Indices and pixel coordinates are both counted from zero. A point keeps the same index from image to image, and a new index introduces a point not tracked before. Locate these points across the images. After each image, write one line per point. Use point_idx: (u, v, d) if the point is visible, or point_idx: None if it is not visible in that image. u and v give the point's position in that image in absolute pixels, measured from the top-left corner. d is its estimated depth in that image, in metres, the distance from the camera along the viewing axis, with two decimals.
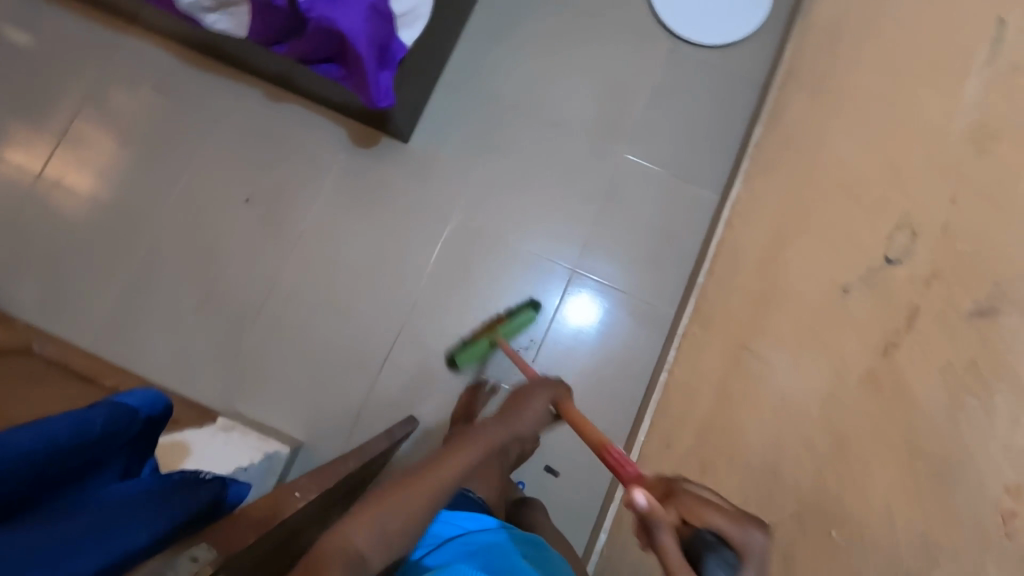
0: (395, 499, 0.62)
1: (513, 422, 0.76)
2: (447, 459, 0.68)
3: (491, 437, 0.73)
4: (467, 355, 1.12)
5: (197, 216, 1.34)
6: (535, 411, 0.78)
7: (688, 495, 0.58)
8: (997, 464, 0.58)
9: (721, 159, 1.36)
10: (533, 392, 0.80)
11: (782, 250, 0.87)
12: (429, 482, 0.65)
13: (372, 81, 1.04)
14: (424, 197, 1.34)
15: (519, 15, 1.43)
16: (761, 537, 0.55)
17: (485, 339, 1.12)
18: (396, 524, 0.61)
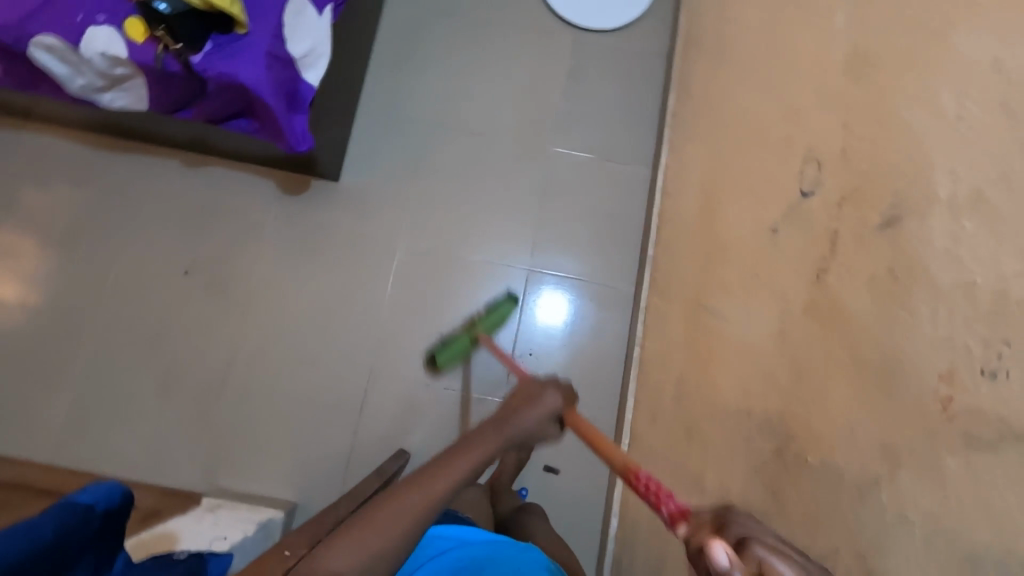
0: (385, 516, 0.53)
1: (516, 428, 0.64)
2: (447, 469, 0.57)
3: (494, 445, 0.61)
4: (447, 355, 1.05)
5: (139, 301, 1.29)
6: (539, 416, 0.65)
7: (765, 548, 0.38)
8: (935, 339, 0.44)
9: (645, 132, 1.40)
10: (539, 393, 0.67)
11: (718, 208, 0.90)
12: (408, 511, 0.53)
13: (287, 128, 1.04)
14: (368, 231, 1.34)
15: (424, 35, 1.45)
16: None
17: (465, 337, 1.07)
18: (374, 548, 0.51)
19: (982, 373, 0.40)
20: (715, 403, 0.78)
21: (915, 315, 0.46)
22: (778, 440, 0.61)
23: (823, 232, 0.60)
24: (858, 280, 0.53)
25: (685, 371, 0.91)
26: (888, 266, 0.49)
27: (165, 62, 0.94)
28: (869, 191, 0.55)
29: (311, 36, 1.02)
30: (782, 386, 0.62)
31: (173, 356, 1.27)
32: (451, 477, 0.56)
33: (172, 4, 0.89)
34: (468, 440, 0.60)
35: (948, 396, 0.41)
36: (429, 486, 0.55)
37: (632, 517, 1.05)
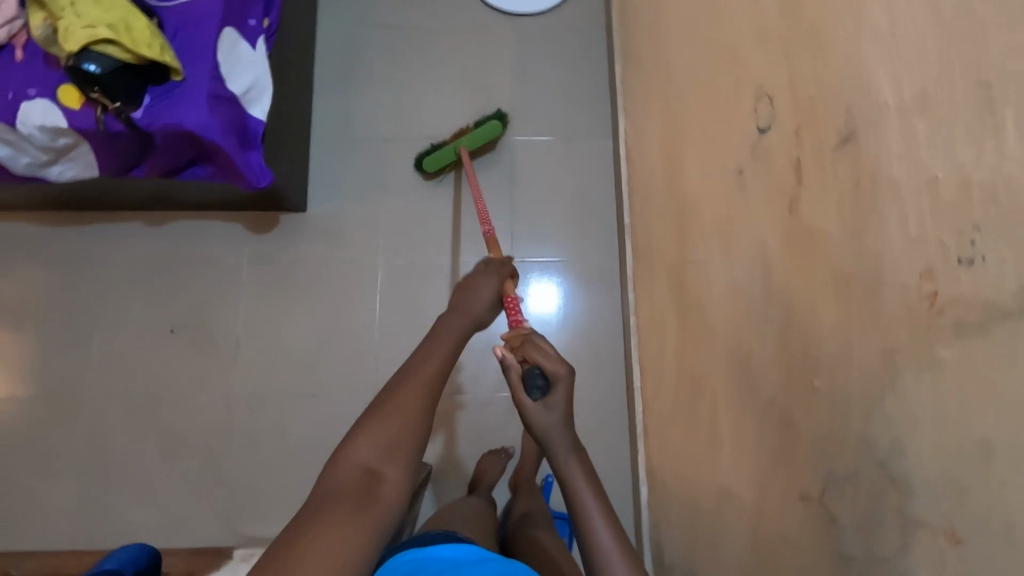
0: (396, 403, 0.63)
1: (471, 310, 0.76)
2: (428, 353, 0.68)
3: (457, 329, 0.73)
4: (436, 158, 1.29)
5: (130, 368, 1.27)
6: (486, 296, 0.79)
7: (531, 341, 0.68)
8: (898, 250, 0.45)
9: (599, 106, 1.41)
10: (479, 280, 0.81)
11: (683, 162, 0.92)
12: (413, 388, 0.65)
13: (243, 166, 1.03)
14: (345, 255, 1.33)
15: (362, 51, 1.44)
16: (569, 372, 0.65)
17: (451, 147, 1.28)
18: (394, 431, 0.62)
19: (959, 264, 0.39)
20: (716, 352, 0.79)
21: (887, 220, 0.46)
22: (782, 375, 0.62)
23: (786, 164, 0.61)
24: (827, 203, 0.54)
25: (683, 328, 0.92)
26: (853, 183, 0.50)
27: (106, 123, 0.92)
28: (822, 114, 0.55)
29: (250, 72, 1.02)
30: (776, 323, 0.63)
31: (175, 417, 1.25)
32: (433, 359, 0.68)
33: (101, 63, 0.86)
34: (441, 328, 0.72)
35: (932, 291, 0.41)
36: (419, 369, 0.66)
37: (659, 481, 1.06)
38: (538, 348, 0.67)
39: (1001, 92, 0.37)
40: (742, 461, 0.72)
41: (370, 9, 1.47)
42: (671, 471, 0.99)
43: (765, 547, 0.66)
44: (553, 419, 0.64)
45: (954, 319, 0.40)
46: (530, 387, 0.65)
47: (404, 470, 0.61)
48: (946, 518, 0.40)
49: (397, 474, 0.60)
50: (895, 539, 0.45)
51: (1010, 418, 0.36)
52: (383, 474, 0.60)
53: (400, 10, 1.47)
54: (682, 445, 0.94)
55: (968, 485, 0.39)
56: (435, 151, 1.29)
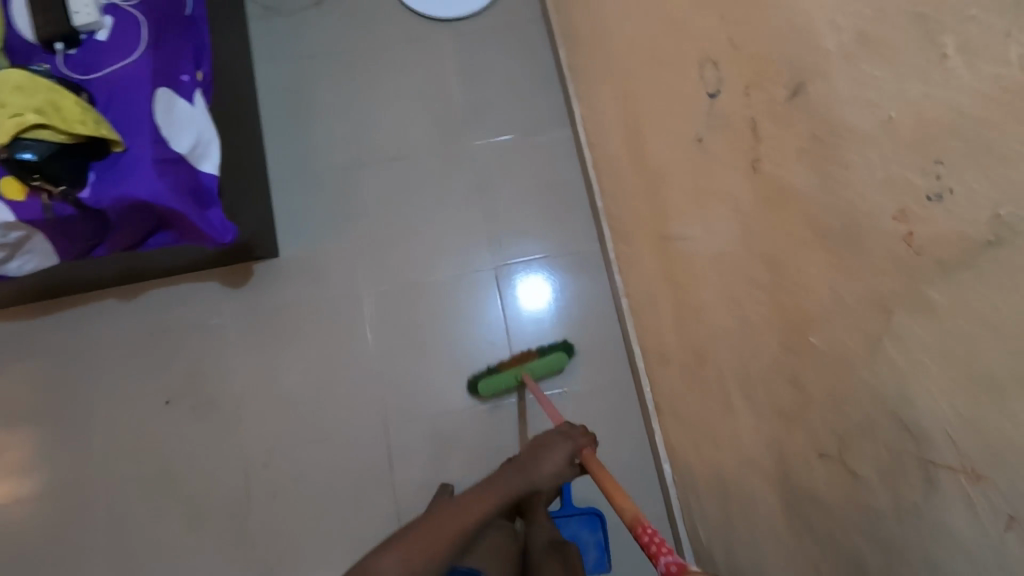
0: (433, 532, 0.70)
1: (532, 473, 0.81)
2: (478, 500, 0.75)
3: (508, 485, 0.79)
4: (492, 384, 1.17)
5: (134, 448, 1.25)
6: (556, 459, 0.82)
7: None
8: (868, 193, 0.43)
9: (551, 96, 1.39)
10: (552, 441, 0.84)
11: (644, 139, 0.90)
12: (453, 524, 0.71)
13: (203, 224, 1.00)
14: (328, 292, 1.31)
15: (305, 85, 1.41)
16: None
17: (512, 376, 1.17)
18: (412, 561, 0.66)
19: (930, 200, 0.38)
20: (712, 323, 0.78)
21: (851, 166, 0.45)
22: (780, 335, 0.61)
23: (743, 126, 0.60)
24: (788, 157, 0.53)
25: (675, 305, 0.91)
26: (810, 132, 0.49)
27: (54, 209, 0.90)
28: (768, 69, 0.55)
29: (191, 128, 0.99)
30: (763, 283, 0.62)
31: (189, 489, 1.23)
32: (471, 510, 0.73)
33: (36, 150, 0.85)
34: (495, 478, 0.79)
35: (908, 232, 0.40)
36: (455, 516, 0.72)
37: (681, 460, 1.05)
38: None
39: (937, 18, 0.36)
40: (757, 426, 0.71)
41: (305, 40, 1.44)
42: (690, 448, 0.98)
43: (797, 509, 0.65)
44: None
45: (935, 254, 0.38)
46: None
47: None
48: (965, 455, 0.39)
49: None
50: (920, 483, 0.44)
51: (1012, 346, 0.34)
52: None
53: (335, 36, 1.44)
54: (697, 421, 0.93)
55: (982, 419, 0.37)
56: (492, 378, 1.16)
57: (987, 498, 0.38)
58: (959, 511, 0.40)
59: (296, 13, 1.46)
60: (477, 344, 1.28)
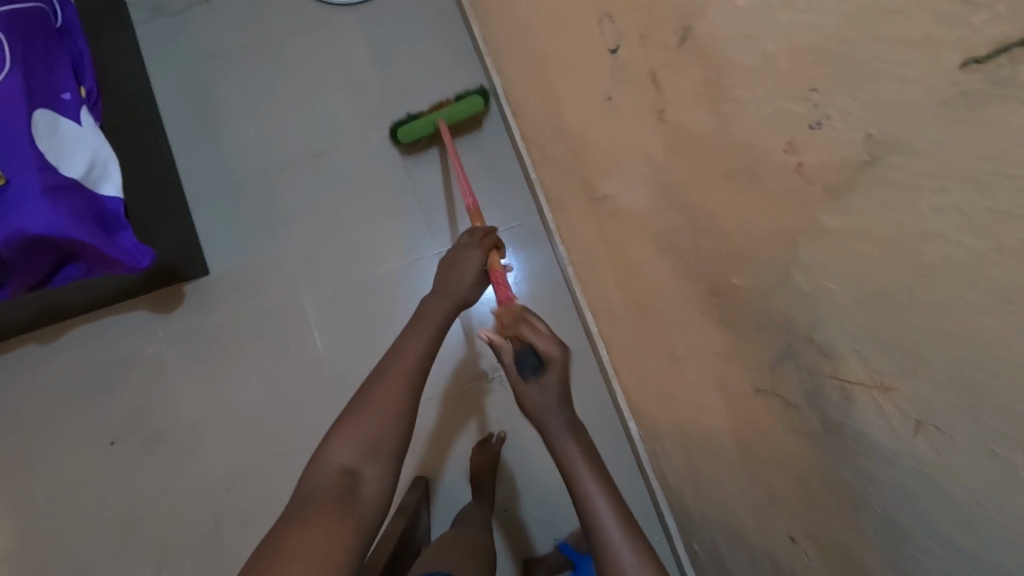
0: (384, 394, 0.63)
1: (453, 288, 0.78)
2: (414, 336, 0.69)
3: (438, 313, 0.74)
4: (410, 131, 1.23)
5: (85, 495, 1.18)
6: (466, 266, 0.81)
7: (524, 324, 0.71)
8: (759, 129, 0.44)
9: (470, 68, 1.35)
10: (461, 251, 0.82)
11: (561, 101, 0.89)
12: (405, 374, 0.65)
13: (111, 250, 0.94)
14: (268, 301, 1.26)
15: (208, 88, 1.33)
16: (563, 354, 0.69)
17: (428, 121, 1.23)
18: (375, 428, 0.61)
19: (811, 128, 0.38)
20: (648, 275, 0.79)
21: (741, 103, 0.45)
22: (706, 278, 0.62)
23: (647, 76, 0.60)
24: (687, 102, 0.53)
25: (614, 263, 0.92)
26: (702, 76, 0.49)
27: None
28: (660, 15, 0.54)
29: (83, 149, 0.92)
30: (686, 231, 0.63)
31: (153, 526, 1.18)
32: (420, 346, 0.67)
33: None
34: (424, 310, 0.74)
35: (798, 163, 0.41)
36: (407, 359, 0.66)
37: (643, 413, 1.08)
38: (531, 329, 0.70)
39: None
40: (701, 368, 0.73)
41: (200, 41, 1.35)
42: (649, 400, 1.01)
43: (746, 443, 0.67)
44: (544, 399, 0.68)
45: (822, 181, 0.39)
46: (525, 368, 0.69)
47: (383, 470, 0.60)
48: (873, 369, 0.41)
49: (375, 476, 0.59)
50: (840, 402, 0.46)
51: (900, 260, 0.35)
52: (360, 476, 0.59)
53: (232, 32, 1.35)
54: (650, 373, 0.95)
55: (883, 335, 0.39)
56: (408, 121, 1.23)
57: (894, 404, 0.40)
58: (875, 424, 0.42)
59: (184, 13, 1.36)
60: None
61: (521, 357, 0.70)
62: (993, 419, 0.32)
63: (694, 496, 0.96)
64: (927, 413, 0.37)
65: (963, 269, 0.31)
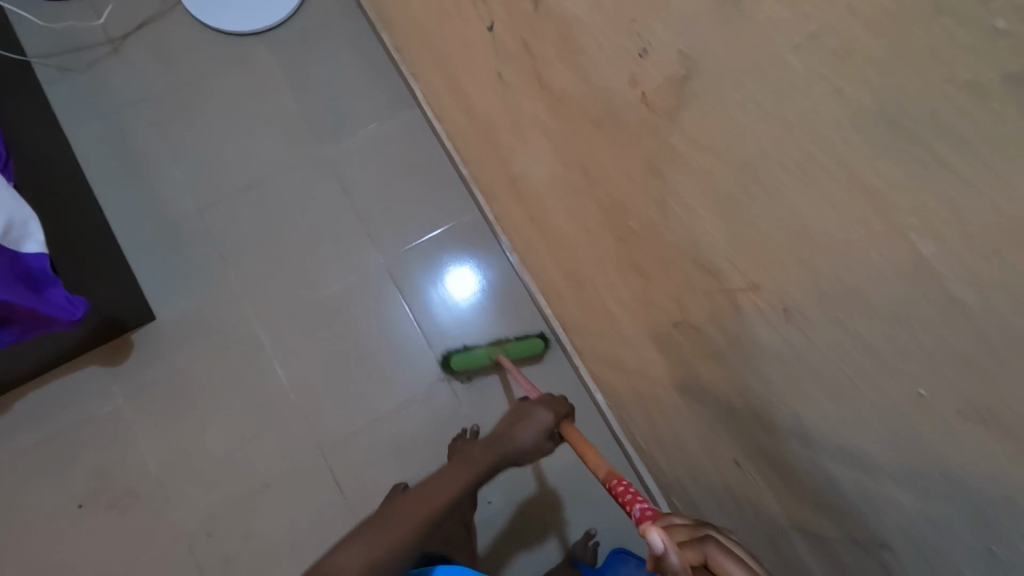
0: (397, 520, 0.64)
1: (508, 443, 0.79)
2: (451, 475, 0.71)
3: (484, 459, 0.76)
4: (466, 360, 1.22)
5: (58, 568, 1.15)
6: (532, 430, 0.81)
7: (726, 554, 0.48)
8: (610, 78, 0.60)
9: (389, 78, 1.37)
10: (532, 410, 0.84)
11: (465, 90, 0.92)
12: (425, 505, 0.66)
13: (43, 305, 0.93)
14: (221, 338, 1.26)
15: (128, 137, 1.32)
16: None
17: (484, 355, 1.22)
18: (382, 549, 0.61)
19: (642, 56, 0.55)
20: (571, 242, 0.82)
21: (592, 55, 0.61)
22: None
23: (546, 47, 0.67)
24: (554, 65, 0.67)
25: (544, 237, 0.95)
26: (560, 37, 0.64)
27: None
28: None
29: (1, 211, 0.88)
30: None
31: None
32: (449, 486, 0.69)
33: None
34: (468, 454, 0.76)
35: (641, 93, 0.57)
36: (431, 495, 0.68)
37: (605, 380, 1.11)
38: (738, 561, 0.47)
39: None
40: (632, 319, 0.77)
41: (114, 92, 1.34)
42: (606, 364, 1.04)
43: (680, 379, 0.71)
44: None
45: (662, 103, 0.55)
46: None
47: None
48: None
49: None
50: None
51: (728, 158, 0.51)
52: None
53: (146, 78, 1.35)
54: (599, 339, 0.98)
55: None
56: (465, 355, 1.21)
57: (756, 296, 0.55)
58: None
59: (90, 66, 1.35)
60: (390, 341, 1.28)
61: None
62: (832, 289, 0.47)
63: (661, 448, 0.99)
64: (786, 298, 0.52)
65: (779, 158, 0.47)
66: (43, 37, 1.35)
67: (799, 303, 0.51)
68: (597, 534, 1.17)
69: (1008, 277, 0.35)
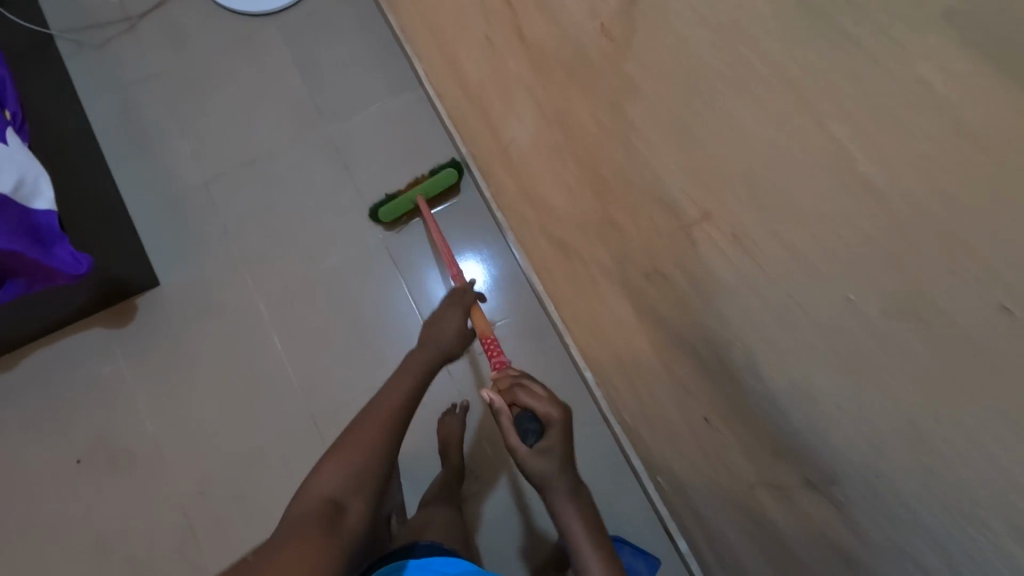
0: (367, 428, 0.75)
1: (438, 340, 0.89)
2: (398, 381, 0.82)
3: (424, 359, 0.86)
4: (391, 209, 1.24)
5: (57, 522, 1.19)
6: (452, 322, 0.92)
7: (524, 390, 0.81)
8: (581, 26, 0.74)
9: (392, 59, 1.40)
10: (445, 307, 0.94)
11: (462, 59, 0.99)
12: (386, 409, 0.78)
13: (47, 260, 0.97)
14: (220, 307, 1.29)
15: (138, 112, 1.37)
16: (563, 416, 0.78)
17: (406, 199, 1.24)
18: (359, 456, 0.72)
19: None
20: None
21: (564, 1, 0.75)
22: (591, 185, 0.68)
23: (529, 7, 0.80)
24: (536, 20, 0.80)
25: (532, 207, 0.98)
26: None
27: None
28: None
29: (11, 167, 0.92)
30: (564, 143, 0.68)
31: (127, 542, 1.18)
32: (403, 389, 0.80)
33: None
34: (407, 362, 0.86)
35: (602, 26, 0.71)
36: (388, 398, 0.79)
37: (593, 356, 1.12)
38: (531, 394, 0.80)
39: None
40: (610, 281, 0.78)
41: (128, 68, 1.39)
42: (593, 337, 1.05)
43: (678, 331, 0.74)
44: (549, 467, 0.75)
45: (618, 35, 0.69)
46: (527, 433, 0.76)
47: (363, 501, 0.69)
48: None
49: (358, 504, 0.69)
50: None
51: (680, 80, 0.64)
52: (347, 504, 0.68)
53: (160, 56, 1.40)
54: (587, 310, 1.00)
55: None
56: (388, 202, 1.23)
57: (714, 228, 0.66)
58: None
59: (107, 43, 1.40)
60: (385, 315, 1.30)
61: (524, 423, 0.78)
62: (770, 200, 0.60)
63: (645, 422, 1.00)
64: (738, 227, 0.64)
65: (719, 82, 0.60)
66: (61, 15, 1.41)
67: (752, 234, 0.62)
68: None
69: (914, 159, 0.48)
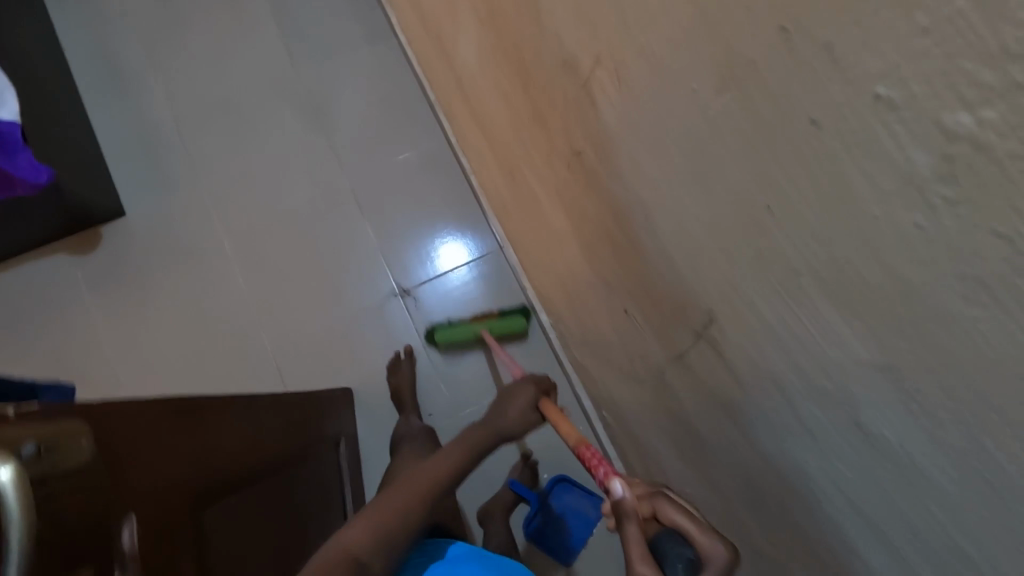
0: (403, 494, 0.69)
1: (498, 423, 0.81)
2: (444, 456, 0.75)
3: (478, 436, 0.79)
4: (451, 337, 1.23)
5: None
6: (518, 407, 0.81)
7: (671, 500, 0.53)
8: None
9: (367, 9, 1.43)
10: (517, 390, 0.84)
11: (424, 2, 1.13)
12: (425, 479, 0.72)
13: (7, 166, 0.98)
14: (185, 239, 1.31)
15: (114, 47, 1.39)
16: (730, 555, 0.48)
17: (471, 332, 1.23)
18: (389, 516, 0.66)
19: None
20: None
21: None
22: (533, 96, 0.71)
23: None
24: None
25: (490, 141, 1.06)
26: None
27: None
28: None
29: None
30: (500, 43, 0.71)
31: None
32: (445, 464, 0.74)
33: None
34: (459, 437, 0.79)
35: None
36: (432, 470, 0.73)
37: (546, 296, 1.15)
38: (681, 510, 0.52)
39: None
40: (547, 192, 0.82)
41: (104, 6, 1.41)
42: (544, 272, 1.08)
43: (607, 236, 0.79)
44: None
45: None
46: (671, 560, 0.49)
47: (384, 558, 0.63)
48: None
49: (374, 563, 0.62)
50: None
51: None
52: (363, 563, 0.61)
53: None
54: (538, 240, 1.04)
55: None
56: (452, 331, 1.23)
57: (603, 69, 0.65)
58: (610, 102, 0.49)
59: None
60: (349, 255, 1.32)
61: (665, 545, 0.50)
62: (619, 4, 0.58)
63: (589, 352, 1.03)
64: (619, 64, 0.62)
65: None
66: None
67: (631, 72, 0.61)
68: (533, 459, 1.20)
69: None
